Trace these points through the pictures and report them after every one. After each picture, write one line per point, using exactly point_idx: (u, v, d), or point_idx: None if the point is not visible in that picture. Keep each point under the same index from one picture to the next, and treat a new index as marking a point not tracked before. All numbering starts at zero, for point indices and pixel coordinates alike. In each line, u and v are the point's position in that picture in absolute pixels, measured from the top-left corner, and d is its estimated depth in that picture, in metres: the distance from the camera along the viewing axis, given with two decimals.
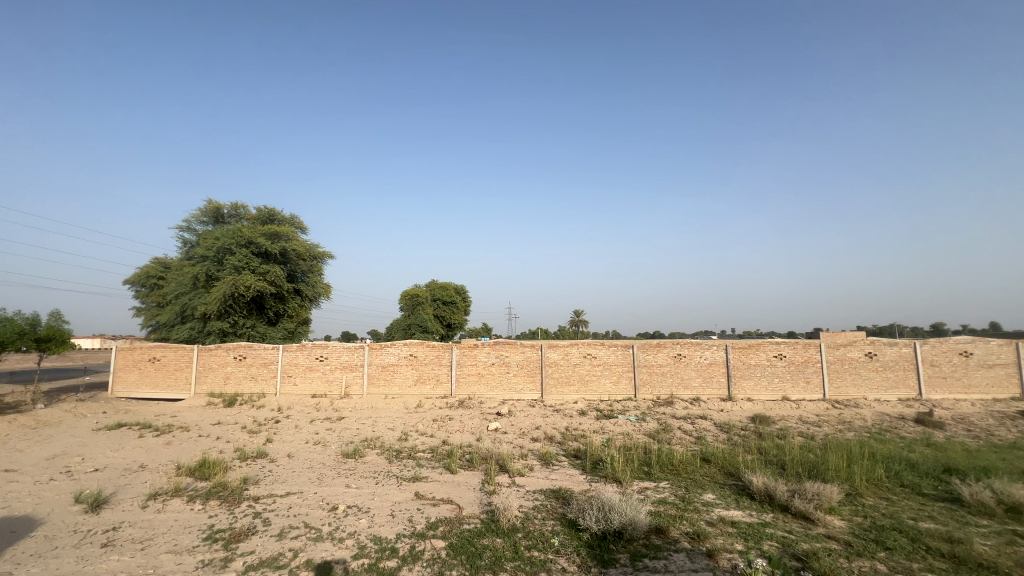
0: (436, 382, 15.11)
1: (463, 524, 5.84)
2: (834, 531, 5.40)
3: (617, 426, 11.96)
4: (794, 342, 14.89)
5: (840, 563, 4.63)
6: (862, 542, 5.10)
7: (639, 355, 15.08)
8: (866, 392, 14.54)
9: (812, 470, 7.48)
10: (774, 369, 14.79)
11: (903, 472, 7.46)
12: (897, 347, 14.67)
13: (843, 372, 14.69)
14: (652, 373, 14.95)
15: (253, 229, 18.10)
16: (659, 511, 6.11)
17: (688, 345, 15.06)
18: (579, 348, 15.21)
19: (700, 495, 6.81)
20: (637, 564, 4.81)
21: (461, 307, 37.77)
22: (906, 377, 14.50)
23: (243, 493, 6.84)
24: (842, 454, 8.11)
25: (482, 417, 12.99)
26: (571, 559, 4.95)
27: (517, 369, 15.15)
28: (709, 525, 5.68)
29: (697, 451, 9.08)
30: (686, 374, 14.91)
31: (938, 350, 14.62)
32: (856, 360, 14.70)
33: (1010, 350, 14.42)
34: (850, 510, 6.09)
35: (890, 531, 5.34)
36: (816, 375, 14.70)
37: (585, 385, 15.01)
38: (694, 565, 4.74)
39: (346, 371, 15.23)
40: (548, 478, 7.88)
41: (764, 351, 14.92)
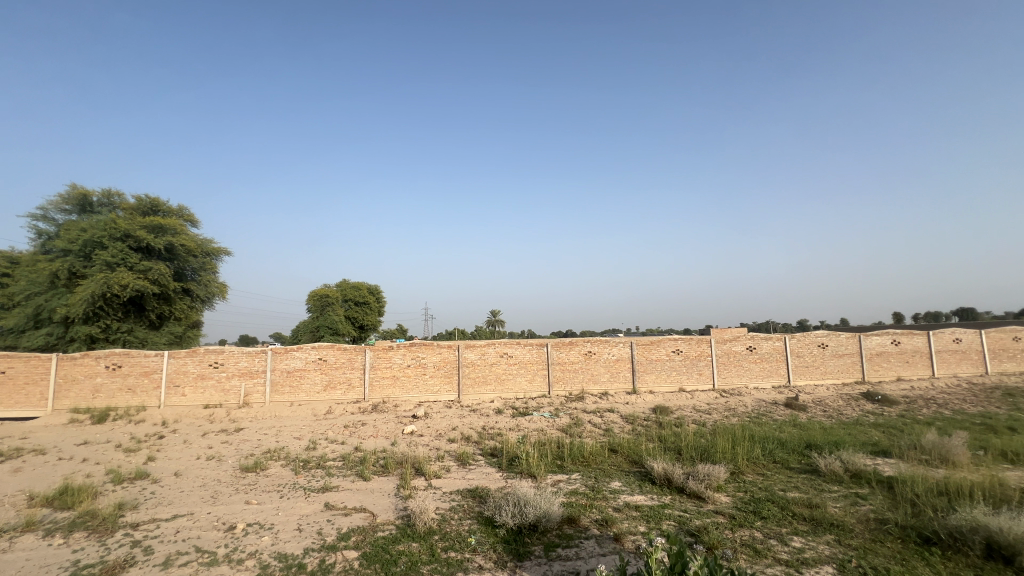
0: (348, 387, 14.44)
1: (377, 532, 5.67)
2: (721, 507, 6.07)
3: (532, 422, 12.32)
4: (689, 338, 16.39)
5: (726, 534, 5.21)
6: (743, 514, 5.80)
7: (553, 353, 15.66)
8: (747, 381, 16.43)
9: (703, 453, 8.33)
10: (672, 363, 16.16)
11: (775, 450, 8.57)
12: (771, 341, 16.76)
13: (729, 364, 16.47)
14: (565, 370, 15.61)
15: (131, 220, 15.95)
16: (571, 501, 6.42)
17: (598, 342, 15.92)
18: (496, 347, 15.42)
19: (608, 483, 7.27)
20: (550, 554, 5.02)
21: (375, 308, 36.36)
22: (778, 367, 16.62)
23: (118, 521, 6.02)
24: (727, 438, 9.12)
25: (397, 421, 12.66)
26: (487, 556, 5.03)
27: (433, 370, 14.97)
28: (616, 511, 6.08)
29: (605, 442, 9.66)
30: (596, 371, 15.75)
31: (803, 342, 16.93)
32: (739, 353, 16.55)
33: (854, 342, 17.13)
34: (734, 486, 6.87)
35: (764, 503, 6.12)
36: (706, 367, 16.31)
37: (501, 384, 15.26)
38: (602, 550, 5.05)
39: (245, 379, 13.99)
40: (465, 478, 7.91)
41: (664, 347, 16.25)
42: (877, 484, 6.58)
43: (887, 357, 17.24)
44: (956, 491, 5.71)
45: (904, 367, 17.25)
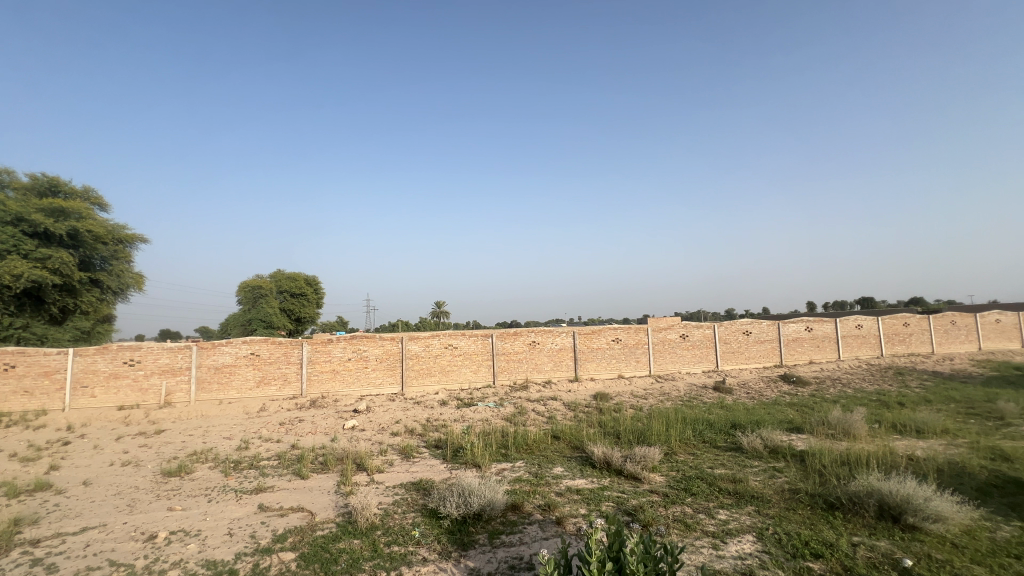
0: (283, 382, 13.76)
1: (316, 531, 5.47)
2: (655, 486, 6.43)
3: (477, 413, 12.36)
4: (628, 327, 17.08)
5: (660, 511, 5.54)
6: (675, 491, 6.18)
7: (498, 343, 15.75)
8: (680, 366, 17.41)
9: (640, 436, 8.76)
10: (612, 351, 16.79)
11: (704, 430, 9.17)
12: (702, 329, 17.84)
13: (664, 351, 17.36)
14: (510, 360, 15.77)
15: (24, 202, 14.16)
16: (515, 488, 6.53)
17: (541, 332, 16.20)
18: (440, 339, 15.27)
19: (551, 469, 7.46)
20: (494, 541, 5.09)
21: (314, 300, 34.79)
22: (707, 353, 17.75)
23: (13, 538, 5.39)
24: (662, 421, 9.64)
25: (337, 416, 12.24)
26: (431, 548, 5.02)
27: (376, 363, 14.59)
28: (559, 495, 6.27)
29: (549, 430, 9.89)
30: (540, 360, 16.05)
31: (730, 329, 18.16)
32: (673, 341, 17.48)
33: (774, 329, 18.62)
34: (667, 466, 7.29)
35: (694, 480, 6.54)
36: (644, 355, 17.10)
37: (446, 376, 15.16)
38: (546, 534, 5.19)
39: (167, 377, 12.93)
40: (409, 471, 7.82)
41: (605, 335, 16.82)
42: (791, 457, 7.24)
43: (801, 342, 18.89)
44: (855, 461, 6.41)
45: (815, 351, 19.00)
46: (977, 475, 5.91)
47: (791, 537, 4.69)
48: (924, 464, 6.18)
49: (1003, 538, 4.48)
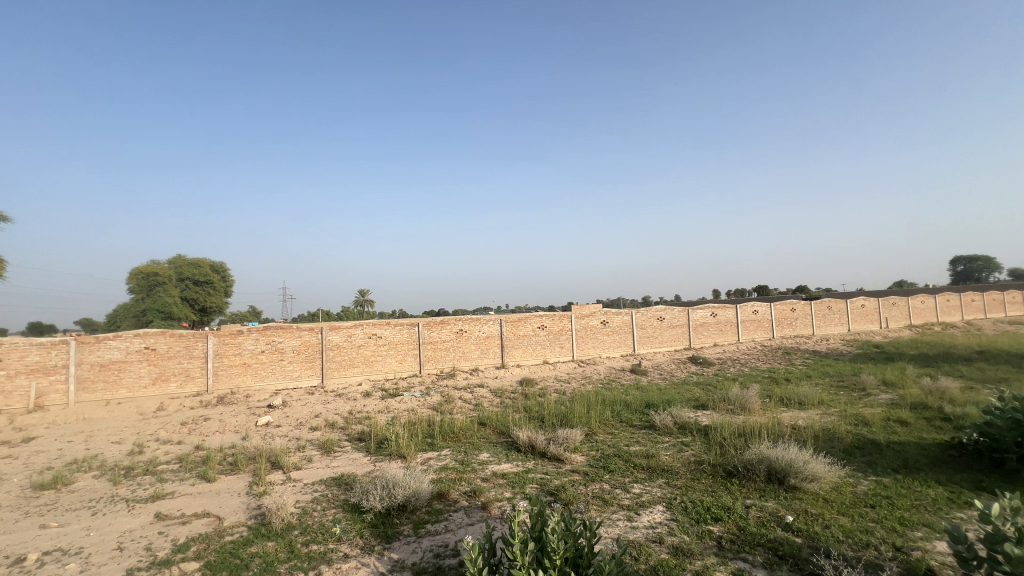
0: (185, 379, 12.51)
1: (224, 538, 5.08)
2: (576, 466, 6.73)
3: (403, 403, 12.12)
4: (553, 314, 17.57)
5: (580, 489, 5.81)
6: (595, 469, 6.51)
7: (424, 332, 15.49)
8: (600, 351, 18.29)
9: (563, 418, 9.11)
10: (537, 338, 17.20)
11: (622, 411, 9.73)
12: (621, 315, 18.83)
13: (586, 337, 18.11)
14: (436, 349, 15.60)
15: None
16: (441, 477, 6.51)
17: (469, 320, 16.17)
18: (363, 328, 14.70)
19: (477, 455, 7.52)
20: (419, 531, 5.05)
21: (221, 289, 31.86)
22: (626, 338, 18.80)
23: None
24: (584, 403, 10.10)
25: (249, 412, 11.39)
26: (353, 544, 4.86)
27: (292, 355, 13.74)
28: (484, 481, 6.35)
29: (475, 417, 9.95)
30: (467, 348, 16.04)
31: (646, 315, 19.35)
32: (595, 327, 18.29)
33: (684, 314, 20.12)
34: (588, 446, 7.65)
35: (612, 458, 6.93)
36: (567, 341, 17.73)
37: (369, 366, 14.65)
38: (471, 519, 5.24)
39: (37, 377, 11.21)
40: (329, 466, 7.50)
41: (531, 323, 17.17)
42: (697, 432, 7.91)
43: (707, 326, 20.61)
44: (750, 432, 7.15)
45: (718, 334, 20.84)
46: (844, 439, 6.86)
47: (695, 504, 5.14)
48: (803, 432, 7.05)
49: (862, 491, 5.25)
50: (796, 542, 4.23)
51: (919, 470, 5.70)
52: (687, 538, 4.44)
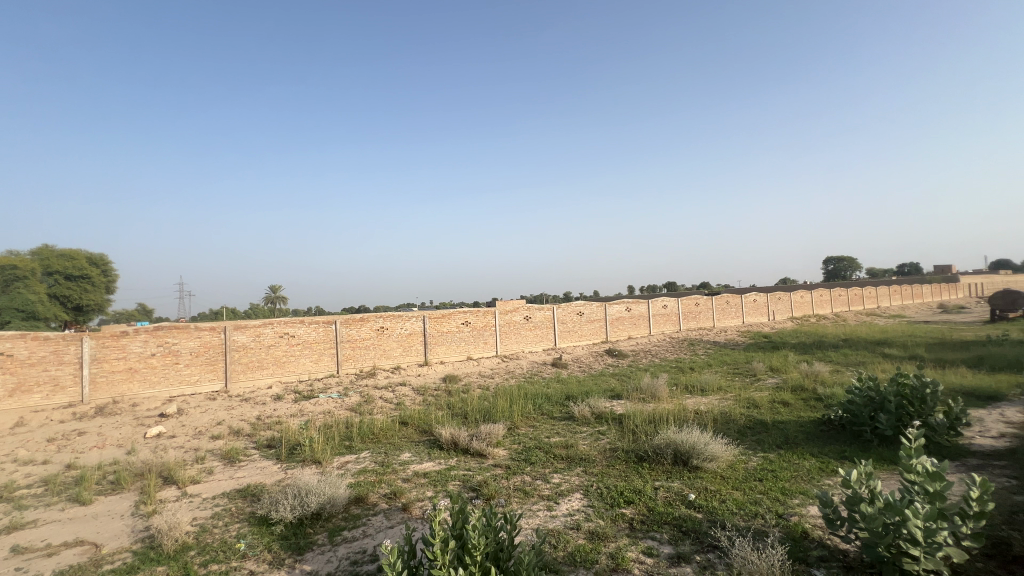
0: (53, 388, 10.81)
1: (102, 568, 4.47)
2: (499, 460, 6.80)
3: (318, 405, 11.45)
4: (477, 310, 17.58)
5: (502, 483, 5.88)
6: (517, 463, 6.62)
7: (342, 330, 14.76)
8: (523, 346, 18.63)
9: (486, 414, 9.16)
10: (461, 334, 17.12)
11: (543, 403, 10.00)
12: (543, 311, 19.31)
13: (509, 333, 18.35)
14: (355, 348, 14.94)
15: None
16: (358, 481, 6.24)
17: (390, 317, 15.67)
18: (273, 327, 13.67)
19: (398, 456, 7.31)
20: (335, 539, 4.81)
21: (101, 284, 27.97)
22: (547, 333, 19.34)
23: None
24: (506, 398, 10.23)
25: (135, 423, 10.11)
26: (260, 559, 4.51)
27: (189, 358, 12.42)
28: (405, 481, 6.19)
29: (396, 417, 9.67)
30: (388, 346, 15.54)
31: (567, 311, 20.02)
32: (518, 322, 18.59)
33: (602, 309, 21.11)
34: (510, 440, 7.76)
35: (533, 450, 7.09)
36: (491, 336, 17.84)
37: (281, 368, 13.66)
38: (390, 522, 5.09)
39: None
40: (233, 477, 6.88)
41: (455, 319, 17.04)
42: (612, 421, 8.33)
43: (622, 321, 21.80)
44: (658, 418, 7.69)
45: (632, 327, 22.14)
46: (738, 421, 7.60)
47: (610, 489, 5.43)
48: (705, 416, 7.71)
49: (752, 466, 5.86)
50: (697, 517, 4.61)
51: (797, 444, 6.49)
52: (602, 523, 4.67)
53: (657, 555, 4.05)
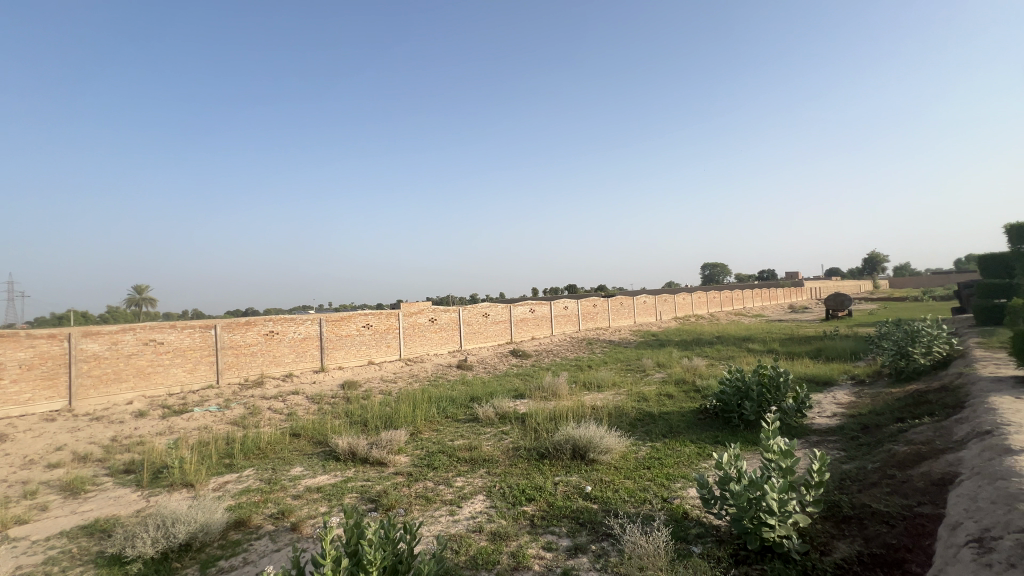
0: None
1: None
2: (400, 467, 6.56)
3: (191, 421, 10.12)
4: (379, 313, 16.87)
5: (403, 491, 5.67)
6: (419, 468, 6.44)
7: (222, 336, 13.23)
8: (427, 348, 18.26)
9: (387, 420, 8.79)
10: (361, 337, 16.29)
11: (448, 406, 9.87)
12: (448, 313, 19.14)
13: (413, 335, 17.87)
14: (239, 355, 13.48)
15: None
16: (239, 502, 5.60)
17: (281, 320, 14.42)
18: (135, 334, 11.83)
19: (288, 471, 6.70)
20: (209, 571, 4.26)
21: None
22: (453, 335, 19.19)
23: None
24: (410, 402, 9.93)
25: None
26: None
27: (17, 372, 10.24)
28: (295, 499, 5.68)
29: (286, 428, 8.88)
30: (279, 352, 14.27)
31: (472, 312, 20.05)
32: (423, 324, 18.19)
33: (507, 311, 21.48)
34: (412, 446, 7.53)
35: (436, 455, 6.95)
36: (394, 339, 17.23)
37: (144, 380, 11.85)
38: (277, 545, 4.64)
39: None
40: (77, 512, 5.78)
41: (355, 322, 16.17)
42: (515, 420, 8.50)
43: (526, 322, 22.37)
44: (559, 416, 7.99)
45: (535, 328, 22.84)
46: (630, 414, 8.15)
47: (512, 488, 5.50)
48: (601, 411, 8.16)
49: (642, 455, 6.32)
50: (593, 508, 4.84)
51: (679, 433, 7.13)
52: (504, 522, 4.70)
53: (556, 548, 4.16)
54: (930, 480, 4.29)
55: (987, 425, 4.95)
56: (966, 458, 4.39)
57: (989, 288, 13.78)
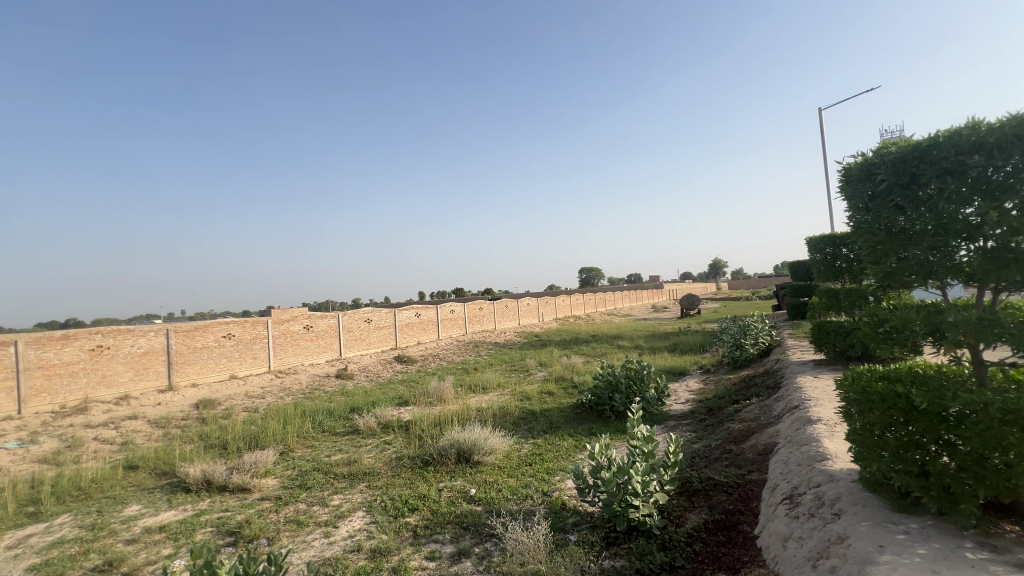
0: None
1: None
2: (267, 492, 5.91)
3: None
4: (243, 321, 15.09)
5: (270, 518, 5.10)
6: (289, 491, 5.85)
7: (27, 354, 10.68)
8: (301, 358, 16.78)
9: (252, 440, 7.87)
10: (221, 349, 14.39)
11: (324, 420, 9.17)
12: (326, 319, 17.85)
13: (286, 344, 16.31)
14: (52, 376, 11.00)
15: None
16: (46, 559, 4.52)
17: (114, 333, 12.14)
18: None
19: (120, 512, 5.61)
20: None
21: None
22: (331, 343, 17.93)
23: None
24: (279, 419, 9.01)
25: None
26: None
27: None
28: (128, 544, 4.78)
29: (119, 461, 7.45)
30: (110, 370, 11.95)
31: (354, 318, 18.98)
32: (296, 332, 16.70)
33: (391, 316, 20.72)
34: (282, 466, 6.83)
35: (310, 473, 6.39)
36: (261, 350, 15.53)
37: None
38: None
39: None
40: None
41: (212, 332, 14.25)
42: (398, 428, 8.20)
43: (411, 326, 21.81)
44: (444, 420, 7.89)
45: (421, 333, 22.37)
46: (514, 413, 8.37)
47: (394, 500, 5.27)
48: (486, 413, 8.26)
49: (523, 453, 6.52)
50: (477, 510, 4.86)
51: (558, 428, 7.51)
52: (385, 537, 4.48)
53: (439, 556, 4.09)
54: (757, 451, 5.11)
55: (795, 401, 6.05)
56: (781, 430, 5.30)
57: (797, 290, 16.89)
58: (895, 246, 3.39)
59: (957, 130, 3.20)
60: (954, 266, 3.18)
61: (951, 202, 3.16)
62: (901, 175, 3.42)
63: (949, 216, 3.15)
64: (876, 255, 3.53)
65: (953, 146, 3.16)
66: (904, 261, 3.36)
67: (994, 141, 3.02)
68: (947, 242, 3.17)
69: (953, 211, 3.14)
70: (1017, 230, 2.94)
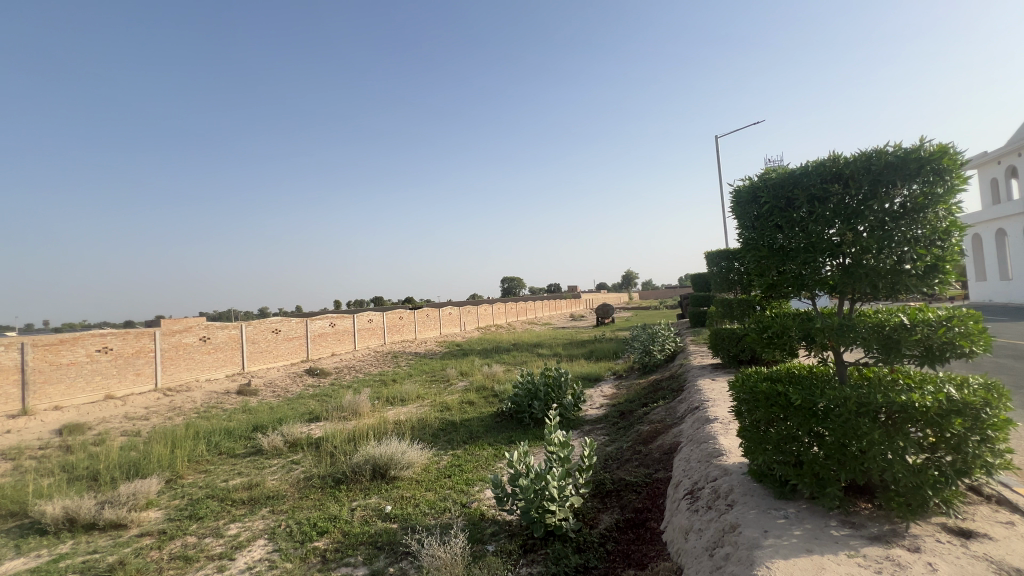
0: None
1: None
2: (148, 526, 5.22)
3: None
4: (122, 333, 13.33)
5: (151, 557, 4.48)
6: (176, 523, 5.21)
7: None
8: (195, 373, 15.12)
9: (131, 468, 6.91)
10: (94, 365, 12.55)
11: (221, 441, 8.31)
12: (226, 330, 16.32)
13: (177, 358, 14.64)
14: None
15: None
16: None
17: None
18: None
19: None
20: None
21: None
22: (232, 355, 16.39)
23: None
24: (167, 442, 8.02)
25: None
26: None
27: None
28: None
29: None
30: None
31: (259, 329, 17.54)
32: (190, 345, 15.07)
33: (302, 326, 19.43)
34: (168, 496, 6.08)
35: (203, 501, 5.74)
36: (147, 365, 13.77)
37: None
38: None
39: None
40: None
41: (83, 346, 12.41)
42: (308, 446, 7.67)
43: (325, 337, 20.60)
44: (358, 435, 7.51)
45: (336, 344, 21.21)
46: (432, 425, 8.19)
47: (301, 524, 4.90)
48: (404, 425, 8.00)
49: (443, 465, 6.39)
50: (392, 528, 4.66)
51: (478, 437, 7.47)
52: (290, 565, 4.14)
53: None
54: (663, 450, 5.46)
55: (696, 402, 6.57)
56: (684, 429, 5.72)
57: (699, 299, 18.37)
58: (776, 261, 3.83)
59: (821, 162, 3.70)
60: (821, 279, 3.64)
61: (818, 223, 3.63)
62: (779, 199, 3.88)
63: (821, 235, 3.60)
64: (761, 269, 3.99)
65: (819, 175, 3.65)
66: (784, 275, 3.83)
67: (850, 173, 3.52)
68: (815, 258, 3.63)
69: (819, 231, 3.60)
70: (867, 249, 3.43)
